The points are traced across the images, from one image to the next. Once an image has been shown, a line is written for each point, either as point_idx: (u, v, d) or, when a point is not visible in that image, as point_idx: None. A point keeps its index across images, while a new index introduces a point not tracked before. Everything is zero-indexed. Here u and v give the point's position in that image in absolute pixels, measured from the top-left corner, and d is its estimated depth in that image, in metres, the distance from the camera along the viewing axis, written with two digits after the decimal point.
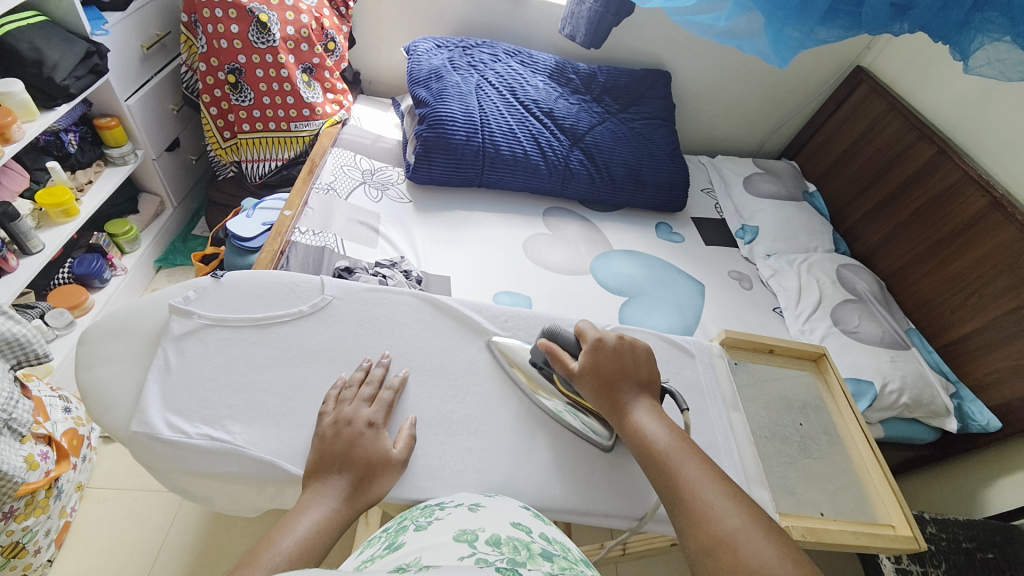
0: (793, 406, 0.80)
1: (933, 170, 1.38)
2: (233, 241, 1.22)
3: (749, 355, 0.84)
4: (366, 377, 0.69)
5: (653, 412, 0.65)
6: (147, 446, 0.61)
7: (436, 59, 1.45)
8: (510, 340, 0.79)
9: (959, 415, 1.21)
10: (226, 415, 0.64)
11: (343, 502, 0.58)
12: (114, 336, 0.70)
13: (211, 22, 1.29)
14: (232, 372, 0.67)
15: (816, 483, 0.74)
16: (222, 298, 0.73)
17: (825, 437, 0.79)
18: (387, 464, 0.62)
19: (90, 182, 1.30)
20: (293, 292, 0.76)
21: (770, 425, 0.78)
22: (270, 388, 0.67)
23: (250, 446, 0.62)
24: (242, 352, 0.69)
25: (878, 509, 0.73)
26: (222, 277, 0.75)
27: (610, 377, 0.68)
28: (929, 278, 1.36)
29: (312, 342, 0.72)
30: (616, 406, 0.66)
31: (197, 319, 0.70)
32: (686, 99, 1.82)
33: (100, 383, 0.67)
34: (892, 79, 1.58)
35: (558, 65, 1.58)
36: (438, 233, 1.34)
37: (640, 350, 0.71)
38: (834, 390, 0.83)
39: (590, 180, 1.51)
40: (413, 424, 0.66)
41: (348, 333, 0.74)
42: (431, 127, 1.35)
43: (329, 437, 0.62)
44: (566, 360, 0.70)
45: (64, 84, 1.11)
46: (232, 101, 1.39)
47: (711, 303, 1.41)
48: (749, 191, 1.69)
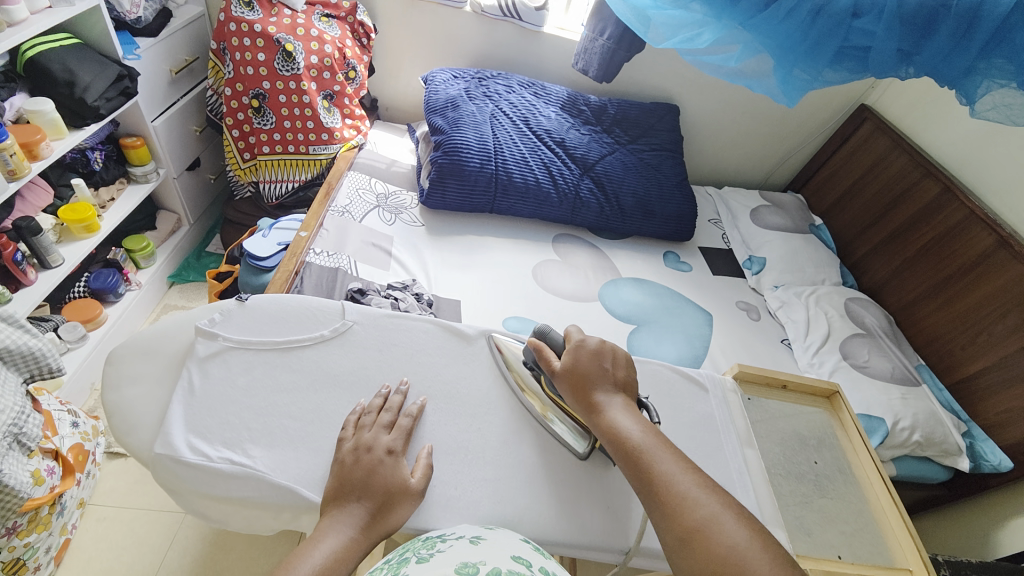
0: (807, 443, 0.79)
1: (939, 209, 1.40)
2: (248, 261, 1.24)
3: (761, 390, 0.84)
4: (384, 405, 0.69)
5: (625, 407, 0.66)
6: (168, 468, 0.62)
7: (452, 88, 1.50)
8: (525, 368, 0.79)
9: (971, 455, 1.20)
10: (247, 438, 0.64)
11: (360, 532, 0.58)
12: (140, 356, 0.71)
13: (239, 50, 1.35)
14: (255, 395, 0.68)
15: (834, 524, 0.72)
16: (246, 322, 0.74)
17: (840, 476, 0.77)
18: (405, 493, 0.62)
19: (112, 200, 1.33)
20: (314, 317, 0.76)
21: (784, 463, 0.77)
22: (292, 412, 0.67)
23: (270, 471, 0.62)
24: (263, 374, 0.70)
25: (894, 552, 0.71)
26: (247, 300, 0.76)
27: (586, 376, 0.69)
28: (939, 315, 1.36)
29: (331, 366, 0.73)
30: (590, 402, 0.67)
31: (222, 341, 0.71)
32: (695, 132, 1.86)
33: (124, 403, 0.67)
34: (897, 118, 1.62)
35: (570, 97, 1.63)
36: (450, 257, 1.36)
37: (619, 353, 0.73)
38: (849, 428, 0.81)
39: (600, 209, 1.53)
40: (430, 453, 0.66)
41: (367, 358, 0.75)
42: (446, 153, 1.38)
43: (348, 464, 0.62)
44: (551, 360, 0.73)
45: (95, 105, 1.15)
46: (253, 124, 1.44)
47: (719, 333, 1.41)
48: (756, 223, 1.72)
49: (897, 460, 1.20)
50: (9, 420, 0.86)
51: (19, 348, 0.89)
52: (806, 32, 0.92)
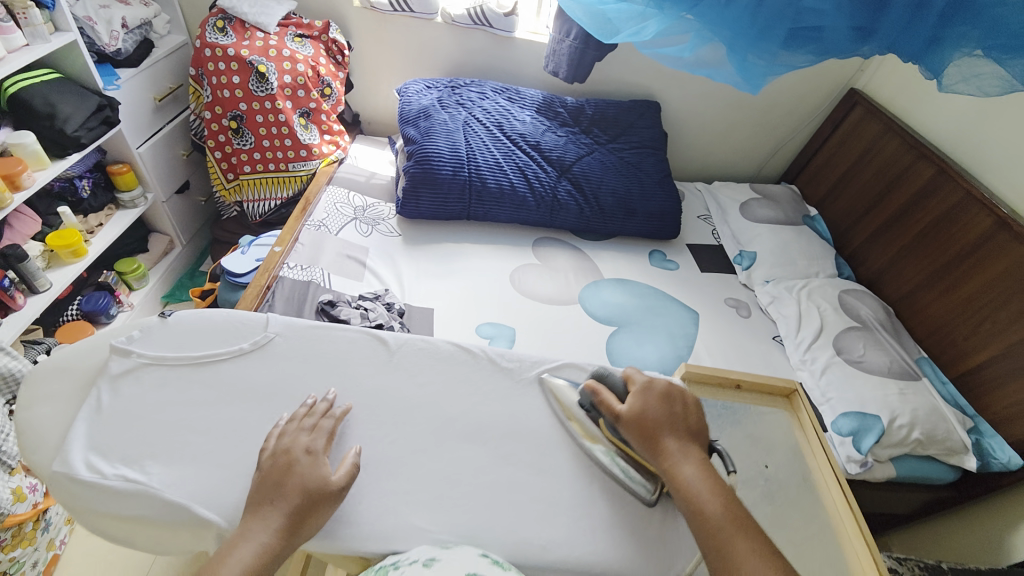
0: (760, 445, 0.77)
1: (934, 192, 1.33)
2: (227, 277, 1.26)
3: (714, 392, 0.80)
4: (311, 411, 0.69)
5: (699, 464, 0.64)
6: (70, 487, 0.62)
7: (425, 98, 1.51)
8: (455, 376, 0.77)
9: (977, 452, 1.13)
10: (149, 455, 0.64)
11: (278, 535, 0.57)
12: (55, 373, 0.71)
13: (215, 74, 1.39)
14: (165, 411, 0.68)
15: (785, 532, 0.69)
16: (166, 338, 0.74)
17: (796, 483, 0.73)
18: (325, 494, 0.60)
19: (100, 225, 1.39)
20: (236, 330, 0.77)
21: (736, 469, 0.74)
22: (196, 427, 0.67)
23: (166, 487, 0.62)
24: (181, 392, 0.70)
25: (853, 566, 0.66)
26: (169, 316, 0.76)
27: (657, 424, 0.67)
28: (940, 304, 1.28)
29: (247, 380, 0.72)
30: (663, 456, 0.65)
31: (136, 358, 0.71)
32: (679, 127, 1.83)
33: (34, 421, 0.67)
34: (888, 101, 1.56)
35: (546, 100, 1.62)
36: (426, 266, 1.36)
37: (690, 399, 0.71)
38: (806, 428, 0.77)
39: (579, 210, 1.51)
40: (357, 453, 0.66)
41: (288, 369, 0.74)
42: (418, 163, 1.39)
43: (266, 468, 0.61)
44: (612, 403, 0.69)
45: (76, 135, 1.20)
46: (234, 144, 1.47)
47: (705, 332, 1.37)
48: (746, 217, 1.66)
49: (896, 459, 1.13)
50: None
51: None
52: (753, 15, 0.87)
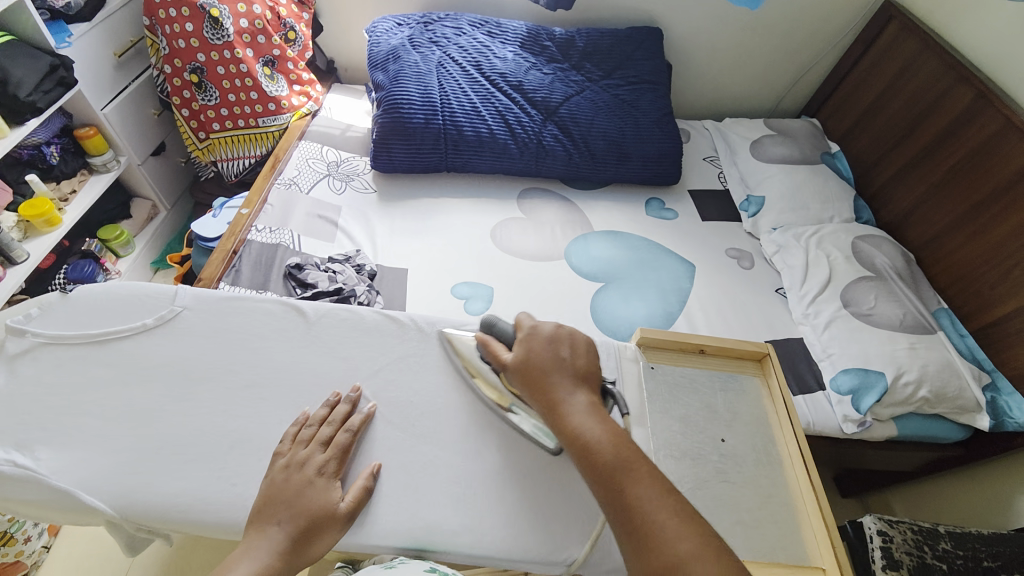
0: (720, 417, 0.70)
1: (972, 120, 1.16)
2: (199, 242, 1.24)
3: (674, 356, 0.75)
4: (329, 415, 0.65)
5: (585, 407, 0.61)
6: None
7: (395, 38, 1.38)
8: (370, 348, 0.74)
9: (993, 411, 1.03)
10: (37, 439, 0.62)
11: (278, 557, 0.54)
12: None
13: (167, 22, 1.29)
14: (57, 393, 0.65)
15: (731, 514, 0.63)
16: (66, 316, 0.71)
17: (752, 457, 0.68)
18: (331, 518, 0.58)
19: (74, 192, 1.35)
20: (142, 304, 0.73)
21: (687, 445, 0.67)
22: (93, 409, 0.65)
23: (52, 474, 0.60)
24: (70, 371, 0.67)
25: (809, 548, 0.62)
26: (70, 292, 0.73)
27: (539, 370, 0.64)
28: (967, 249, 1.15)
29: (145, 359, 0.69)
30: (549, 404, 0.62)
31: (32, 337, 0.69)
32: (684, 57, 1.63)
33: None
34: (924, 14, 1.34)
35: (530, 32, 1.46)
36: (402, 225, 1.29)
37: (579, 338, 0.68)
38: (777, 399, 0.72)
39: (567, 157, 1.39)
40: (374, 472, 0.63)
41: (193, 345, 0.71)
42: (387, 111, 1.29)
43: (277, 482, 0.59)
44: (498, 353, 0.69)
45: (30, 99, 1.15)
46: (199, 101, 1.40)
47: (700, 286, 1.27)
48: (756, 156, 1.50)
49: (898, 419, 1.05)
50: None
51: None
52: None
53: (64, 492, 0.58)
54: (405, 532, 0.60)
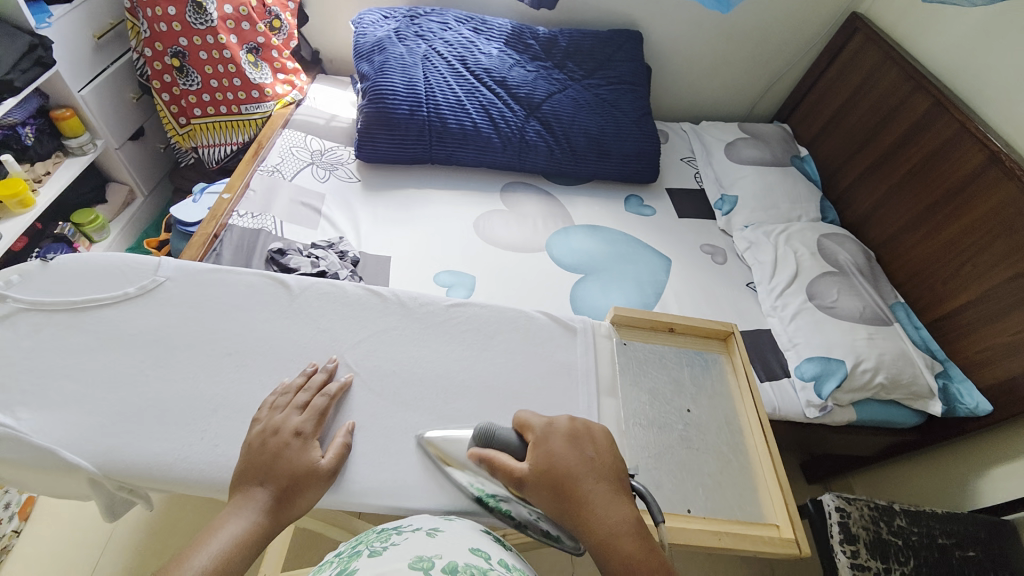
0: (686, 390, 0.74)
1: (928, 125, 1.23)
2: (178, 227, 1.23)
3: (644, 335, 0.79)
4: (306, 383, 0.66)
5: (632, 523, 0.54)
6: None
7: (382, 30, 1.39)
8: (352, 320, 0.75)
9: (945, 397, 1.10)
10: (16, 401, 0.61)
11: (265, 515, 0.55)
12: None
13: (151, 5, 1.27)
14: (35, 357, 0.65)
15: (696, 480, 0.67)
16: (46, 281, 0.71)
17: (716, 427, 0.72)
18: (313, 475, 0.59)
19: (48, 173, 1.33)
20: (123, 274, 0.73)
21: (653, 414, 0.72)
22: (70, 373, 0.64)
23: (31, 432, 0.59)
24: (49, 336, 0.67)
25: (765, 508, 0.66)
26: (51, 260, 0.72)
27: (568, 481, 0.56)
28: (921, 247, 1.23)
29: (123, 325, 0.69)
30: (586, 524, 0.54)
31: (11, 303, 0.68)
32: (663, 60, 1.68)
33: None
34: (891, 25, 1.42)
35: (515, 30, 1.49)
36: (386, 214, 1.30)
37: (598, 432, 0.61)
38: (740, 373, 0.76)
39: (549, 151, 1.42)
40: (350, 431, 0.64)
41: (170, 314, 0.71)
42: (373, 101, 1.30)
43: (254, 447, 0.59)
44: (508, 467, 0.58)
45: (8, 78, 1.13)
46: (180, 86, 1.38)
47: (676, 279, 1.32)
48: (731, 157, 1.57)
49: (857, 404, 1.11)
50: None
51: None
52: None
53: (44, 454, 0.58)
54: (386, 499, 0.62)
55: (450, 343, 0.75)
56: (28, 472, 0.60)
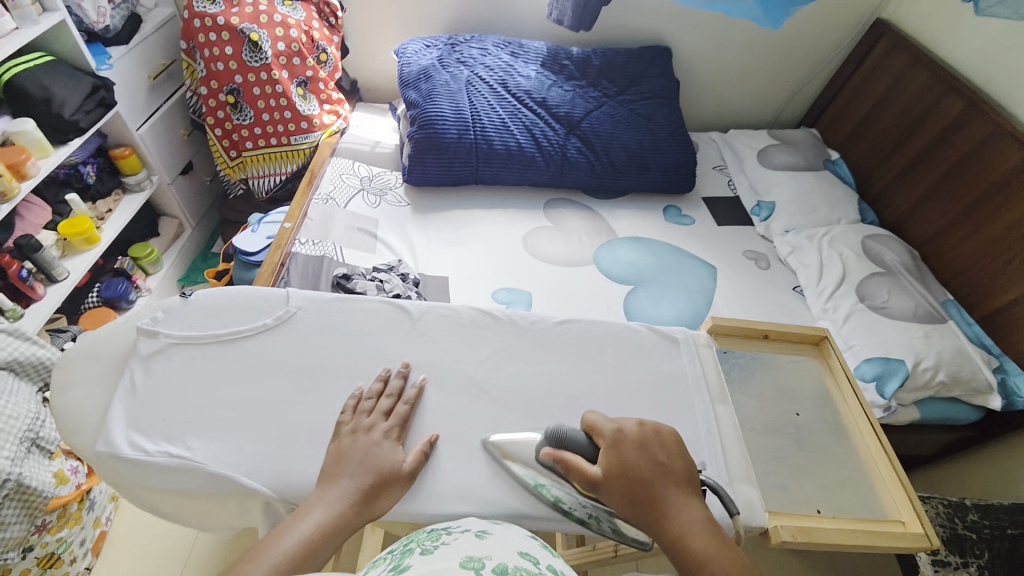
0: (789, 394, 0.78)
1: (964, 126, 1.26)
2: (240, 256, 1.26)
3: (744, 343, 0.84)
4: (384, 389, 0.70)
5: (704, 524, 0.58)
6: (115, 465, 0.63)
7: (425, 58, 1.45)
8: (468, 339, 0.77)
9: (1003, 391, 1.11)
10: (187, 432, 0.65)
11: (351, 506, 0.59)
12: (82, 358, 0.71)
13: (207, 46, 1.34)
14: (188, 390, 0.68)
15: (813, 479, 0.70)
16: (187, 317, 0.74)
17: (825, 428, 0.76)
18: (398, 476, 0.62)
19: (111, 211, 1.38)
20: (258, 307, 0.76)
21: (763, 419, 0.76)
22: (225, 404, 0.67)
23: (208, 462, 0.63)
24: (201, 369, 0.70)
25: (886, 506, 0.68)
26: (189, 296, 0.75)
27: (642, 485, 0.59)
28: (966, 244, 1.24)
29: (268, 354, 0.72)
30: (661, 523, 0.58)
31: (162, 338, 0.71)
32: (692, 73, 1.73)
33: (67, 405, 0.68)
34: (915, 31, 1.46)
35: (550, 52, 1.55)
36: (438, 235, 1.34)
37: (668, 434, 0.65)
38: (838, 376, 0.80)
39: (590, 168, 1.46)
40: (432, 441, 0.66)
41: (303, 342, 0.74)
42: (422, 127, 1.34)
43: (342, 443, 0.64)
44: (583, 469, 0.60)
45: (73, 119, 1.18)
46: (234, 120, 1.44)
47: (723, 286, 1.34)
48: (765, 164, 1.60)
49: (920, 403, 1.12)
50: (24, 426, 0.88)
51: (29, 359, 0.95)
52: None
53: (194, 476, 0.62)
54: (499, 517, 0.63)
55: (560, 358, 0.77)
56: (205, 501, 0.64)
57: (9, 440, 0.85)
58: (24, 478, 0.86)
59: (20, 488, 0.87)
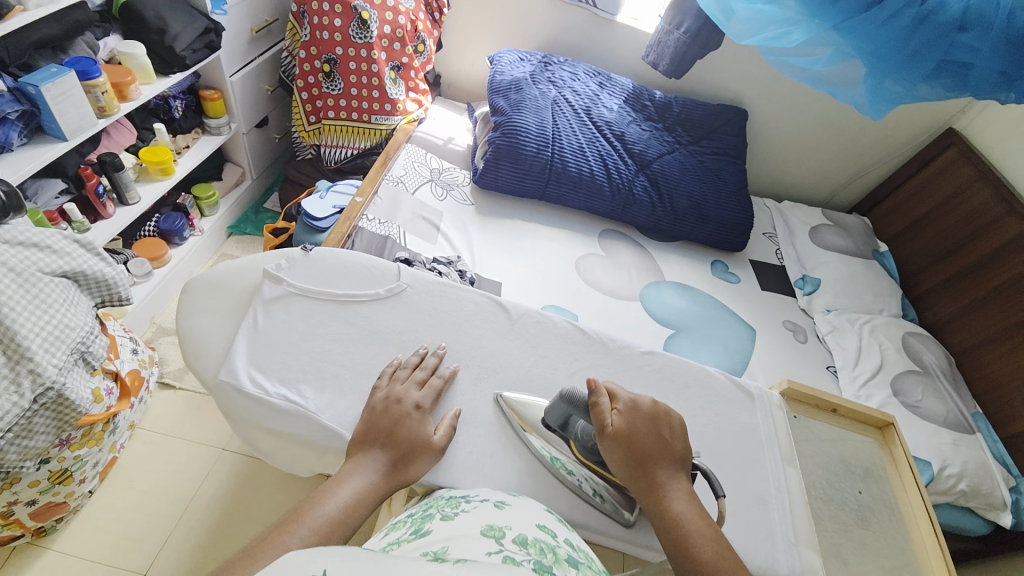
0: (854, 472, 0.84)
1: (1017, 250, 1.29)
2: (305, 219, 1.28)
3: (810, 410, 0.89)
4: (420, 363, 0.76)
5: (687, 495, 0.62)
6: (234, 398, 0.73)
7: (518, 71, 1.52)
8: (564, 351, 0.85)
9: (1015, 510, 1.14)
10: (301, 380, 0.74)
11: (382, 476, 0.62)
12: (213, 290, 0.84)
13: (318, 14, 1.38)
14: (310, 341, 0.78)
15: (871, 557, 0.76)
16: (308, 271, 0.86)
17: (884, 510, 0.82)
18: (428, 448, 0.67)
19: (188, 147, 1.43)
20: (374, 276, 0.87)
21: (827, 488, 0.82)
22: (343, 362, 0.77)
23: (319, 413, 0.72)
24: (320, 322, 0.80)
25: None
26: (311, 251, 0.87)
27: (643, 449, 0.64)
28: (1004, 362, 1.27)
29: (381, 324, 0.82)
30: (649, 485, 0.62)
31: (287, 286, 0.83)
32: (762, 139, 1.78)
33: (194, 330, 0.81)
34: (986, 146, 1.50)
35: (635, 90, 1.61)
36: (497, 240, 1.36)
37: (676, 420, 0.68)
38: (900, 463, 0.86)
39: (652, 208, 1.48)
40: (456, 416, 0.72)
41: (417, 320, 0.83)
42: (504, 135, 1.39)
43: (378, 411, 0.68)
44: (603, 411, 0.66)
45: (182, 54, 1.21)
46: (323, 88, 1.48)
47: (761, 349, 1.32)
48: (815, 242, 1.61)
49: (938, 507, 1.13)
50: (78, 337, 0.88)
51: (94, 274, 0.94)
52: (907, 40, 0.88)
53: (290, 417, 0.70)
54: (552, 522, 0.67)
55: (648, 387, 0.83)
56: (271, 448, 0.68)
57: (60, 349, 0.85)
58: (66, 390, 0.86)
59: (59, 399, 0.87)
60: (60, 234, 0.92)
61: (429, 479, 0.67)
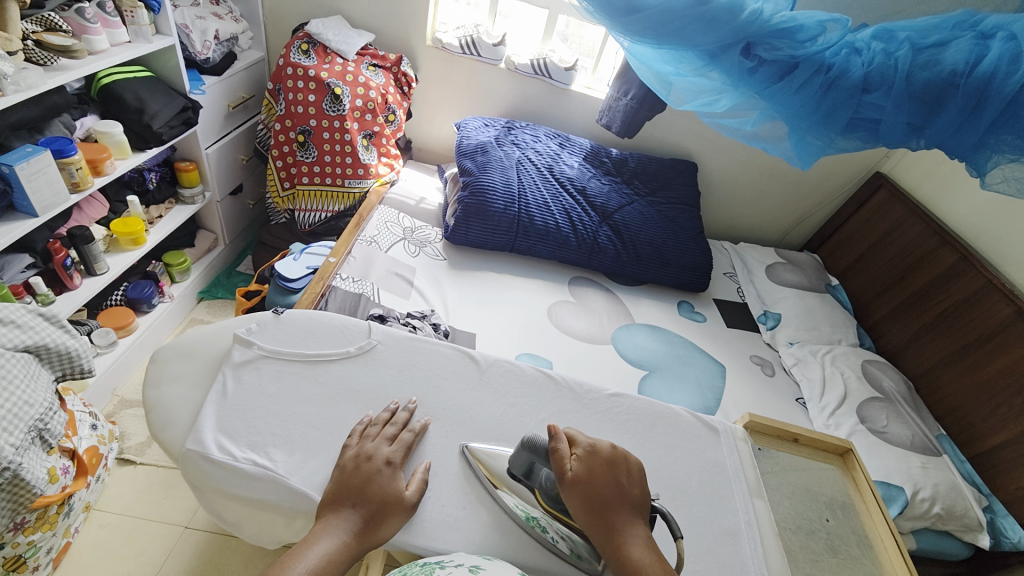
0: (820, 501, 0.86)
1: (956, 276, 1.40)
2: (278, 281, 1.30)
3: (773, 441, 0.92)
4: (391, 419, 0.76)
5: (645, 541, 0.63)
6: (198, 466, 0.71)
7: (483, 135, 1.63)
8: (533, 398, 0.86)
9: (992, 530, 1.16)
10: (270, 443, 0.73)
11: (353, 536, 0.61)
12: (179, 359, 0.84)
13: (293, 90, 1.48)
14: (279, 403, 0.78)
15: None
16: (276, 333, 0.87)
17: (854, 537, 0.83)
18: (399, 504, 0.66)
19: (160, 217, 1.46)
20: (344, 336, 0.88)
21: (797, 519, 0.83)
22: (313, 423, 0.76)
23: (288, 475, 0.70)
24: (290, 384, 0.80)
25: None
26: (281, 314, 0.90)
27: (601, 496, 0.65)
28: (959, 384, 1.33)
29: (352, 382, 0.82)
30: (608, 532, 0.63)
31: (256, 349, 0.83)
32: (712, 187, 1.93)
33: (161, 400, 0.79)
34: (913, 186, 1.66)
35: (593, 149, 1.74)
36: (470, 293, 1.39)
37: (635, 464, 0.70)
38: (863, 489, 0.88)
39: (616, 254, 1.55)
40: (427, 469, 0.72)
41: (387, 376, 0.84)
42: (473, 194, 1.47)
43: (348, 470, 0.67)
44: (564, 458, 0.67)
45: (159, 131, 1.26)
46: (297, 156, 1.55)
47: (732, 385, 1.36)
48: (772, 278, 1.70)
49: (917, 532, 1.15)
50: (36, 415, 0.85)
51: (57, 347, 0.92)
52: (818, 103, 1.00)
53: (261, 479, 0.70)
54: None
55: (617, 431, 0.85)
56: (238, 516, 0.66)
57: (18, 428, 0.82)
58: (22, 470, 0.81)
59: (14, 479, 0.83)
60: (24, 307, 0.91)
61: (402, 538, 0.66)
